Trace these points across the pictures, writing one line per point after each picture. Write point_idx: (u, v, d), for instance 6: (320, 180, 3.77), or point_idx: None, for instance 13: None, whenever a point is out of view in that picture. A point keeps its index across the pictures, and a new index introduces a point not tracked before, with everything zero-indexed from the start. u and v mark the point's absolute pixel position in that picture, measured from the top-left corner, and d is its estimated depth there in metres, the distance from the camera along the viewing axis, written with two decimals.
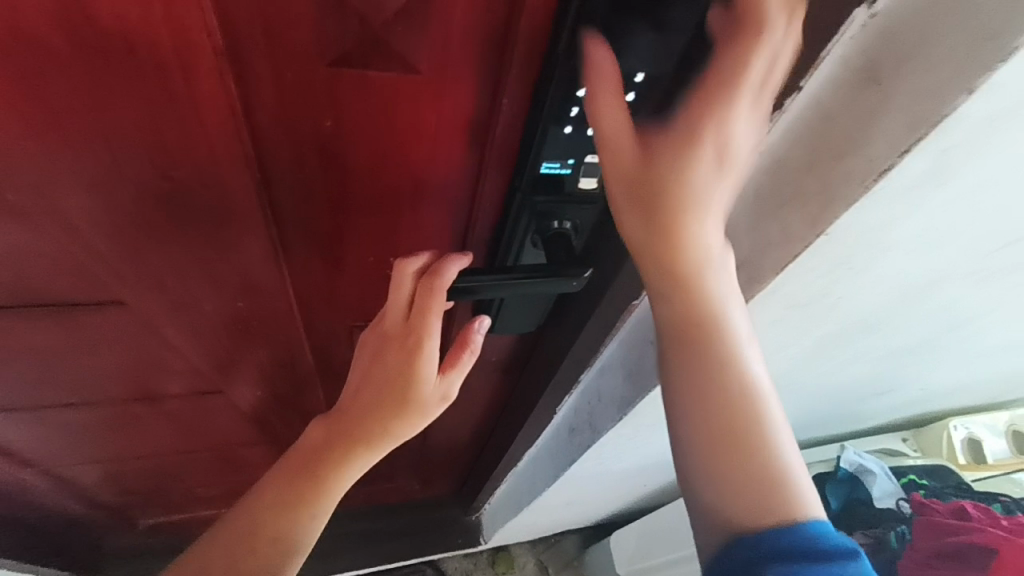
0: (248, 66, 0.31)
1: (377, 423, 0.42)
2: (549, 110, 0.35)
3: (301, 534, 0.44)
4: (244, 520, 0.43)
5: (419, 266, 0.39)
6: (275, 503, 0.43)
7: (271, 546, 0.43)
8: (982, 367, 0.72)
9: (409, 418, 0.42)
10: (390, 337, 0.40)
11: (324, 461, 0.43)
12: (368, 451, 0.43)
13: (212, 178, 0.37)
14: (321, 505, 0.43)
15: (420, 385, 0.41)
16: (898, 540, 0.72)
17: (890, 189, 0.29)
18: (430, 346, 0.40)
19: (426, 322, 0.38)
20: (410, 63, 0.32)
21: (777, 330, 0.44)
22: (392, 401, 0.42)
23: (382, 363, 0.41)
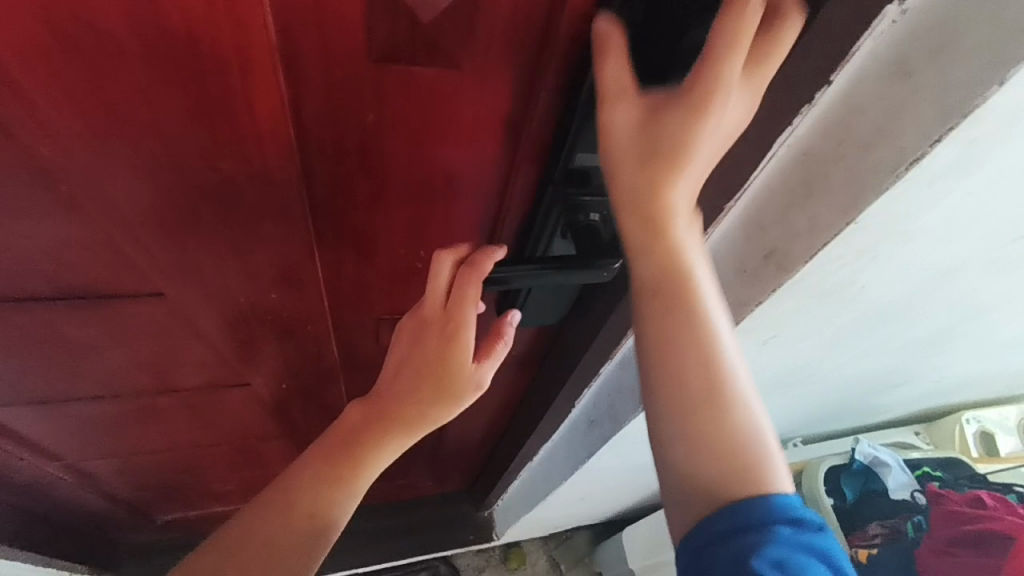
0: (300, 63, 0.32)
1: (413, 407, 0.43)
2: (586, 104, 0.36)
3: (337, 514, 0.45)
4: (283, 495, 0.44)
5: (456, 258, 0.40)
6: (313, 482, 0.44)
7: (305, 526, 0.44)
8: (995, 360, 0.73)
9: (443, 405, 0.44)
10: (427, 325, 0.42)
11: (361, 442, 0.44)
12: (403, 435, 0.44)
13: (257, 171, 0.38)
14: (355, 486, 0.45)
15: (455, 374, 0.43)
16: (915, 528, 0.74)
17: (919, 178, 0.30)
18: (467, 336, 0.41)
19: (464, 313, 0.39)
20: (454, 59, 0.34)
21: (801, 320, 0.46)
22: (427, 388, 0.43)
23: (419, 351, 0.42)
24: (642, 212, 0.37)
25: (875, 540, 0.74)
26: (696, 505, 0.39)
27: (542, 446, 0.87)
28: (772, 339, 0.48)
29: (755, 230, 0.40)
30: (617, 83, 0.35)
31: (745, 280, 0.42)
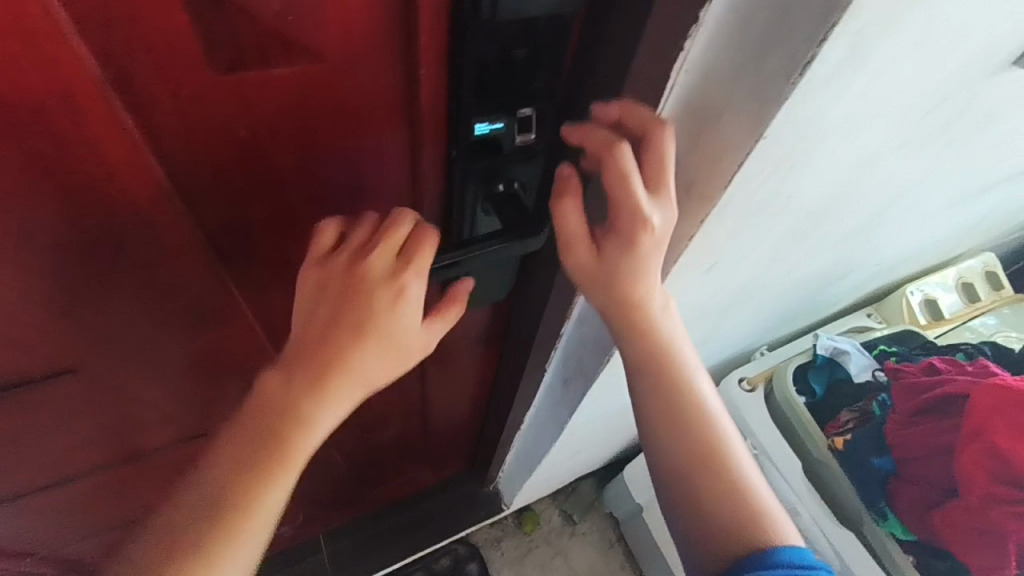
0: (139, 91, 0.29)
1: (339, 366, 0.38)
2: (469, 71, 0.33)
3: (270, 498, 0.39)
4: (205, 488, 0.38)
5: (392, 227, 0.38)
6: (238, 468, 0.38)
7: (230, 521, 0.38)
8: (926, 231, 0.75)
9: (373, 366, 0.39)
10: (354, 284, 0.37)
11: (283, 414, 0.38)
12: (335, 399, 0.38)
13: (133, 219, 0.35)
14: (289, 464, 0.39)
15: (386, 334, 0.38)
16: (881, 407, 0.77)
17: (815, 79, 0.29)
18: (397, 294, 0.38)
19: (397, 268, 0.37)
20: (314, 52, 0.31)
21: (736, 241, 0.45)
22: (355, 346, 0.38)
23: (337, 316, 0.37)
24: (616, 281, 0.41)
25: (848, 425, 0.78)
26: (704, 518, 0.47)
27: (526, 413, 0.87)
28: (714, 265, 0.48)
29: (672, 164, 0.39)
30: (496, 47, 0.32)
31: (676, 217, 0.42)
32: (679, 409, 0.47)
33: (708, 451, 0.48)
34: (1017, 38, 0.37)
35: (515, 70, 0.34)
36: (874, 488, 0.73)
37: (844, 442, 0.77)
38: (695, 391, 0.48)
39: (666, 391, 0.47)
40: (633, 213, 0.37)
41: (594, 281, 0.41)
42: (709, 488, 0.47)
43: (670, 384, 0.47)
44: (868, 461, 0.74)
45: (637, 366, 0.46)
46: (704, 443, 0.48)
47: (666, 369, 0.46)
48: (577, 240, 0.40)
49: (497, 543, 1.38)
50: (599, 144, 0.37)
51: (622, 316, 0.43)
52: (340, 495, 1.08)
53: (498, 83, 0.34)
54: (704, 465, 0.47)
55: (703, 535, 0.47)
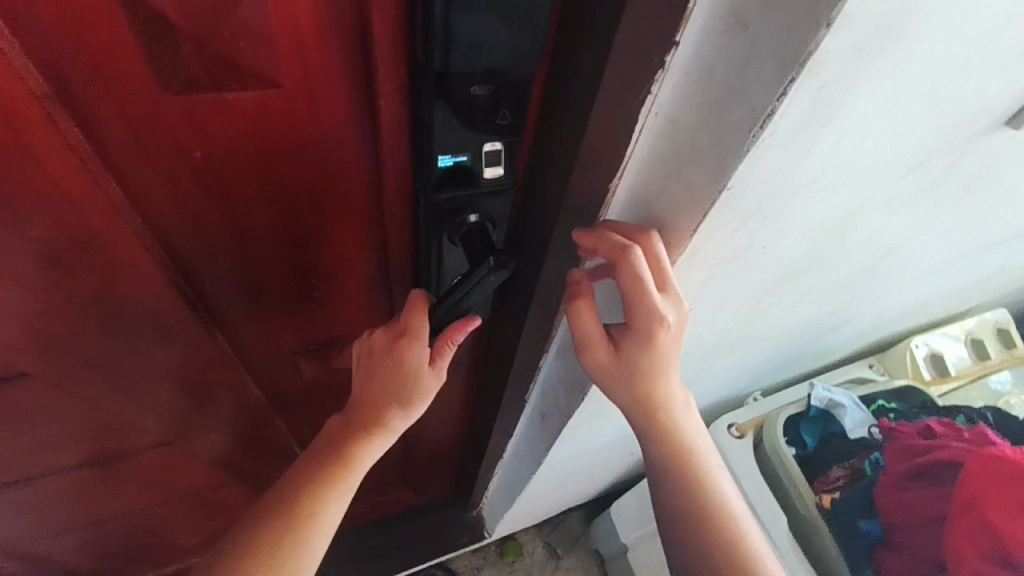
0: (88, 110, 0.29)
1: (387, 413, 0.46)
2: (429, 104, 0.33)
3: (334, 509, 0.47)
4: (281, 507, 0.46)
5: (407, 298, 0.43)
6: (308, 490, 0.46)
7: (296, 529, 0.46)
8: (929, 284, 0.73)
9: (409, 409, 0.46)
10: (380, 352, 0.44)
11: (346, 448, 0.46)
12: (382, 437, 0.46)
13: (85, 234, 0.35)
14: (348, 484, 0.47)
15: (415, 387, 0.44)
16: (873, 466, 0.75)
17: (778, 133, 0.28)
18: (420, 356, 0.43)
19: (416, 334, 0.42)
20: (268, 79, 0.30)
21: (711, 289, 0.44)
22: (394, 396, 0.45)
23: (375, 373, 0.44)
24: (630, 372, 0.45)
25: (838, 483, 0.75)
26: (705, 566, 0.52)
27: (506, 443, 0.85)
28: (689, 311, 0.46)
29: (641, 207, 0.38)
30: (454, 85, 0.31)
31: None
32: (683, 473, 0.52)
33: (712, 515, 0.52)
34: (1006, 101, 0.35)
35: (476, 109, 0.33)
36: (860, 553, 0.70)
37: (831, 500, 0.73)
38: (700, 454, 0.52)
39: (674, 458, 0.51)
40: (650, 317, 0.39)
41: (613, 371, 0.44)
42: (716, 544, 0.51)
43: (680, 463, 0.51)
44: (855, 524, 0.70)
45: (652, 437, 0.50)
46: (707, 506, 0.52)
47: (673, 441, 0.50)
48: (594, 339, 0.42)
49: (477, 571, 1.33)
50: (609, 245, 0.36)
51: (640, 399, 0.47)
52: None
53: (459, 119, 0.33)
54: (710, 526, 0.52)
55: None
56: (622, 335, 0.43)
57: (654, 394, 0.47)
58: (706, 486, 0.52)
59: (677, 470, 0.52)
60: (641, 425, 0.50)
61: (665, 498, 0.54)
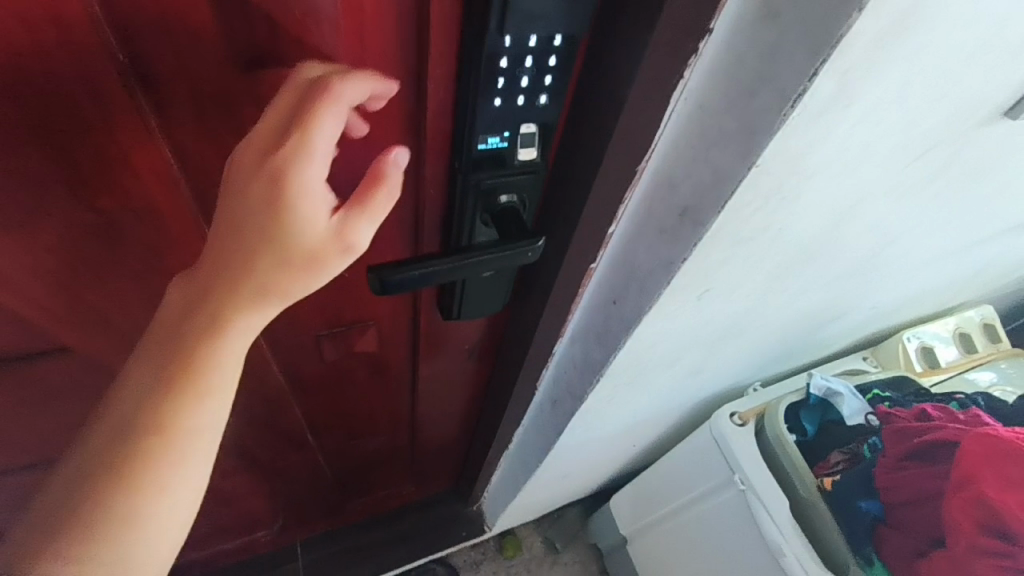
0: (157, 76, 0.30)
1: (251, 267, 0.32)
2: (475, 80, 0.34)
3: (190, 418, 0.35)
4: (114, 418, 0.35)
5: (308, 73, 0.31)
6: (146, 394, 0.35)
7: (148, 441, 0.35)
8: (924, 278, 0.76)
9: (291, 276, 0.33)
10: (252, 157, 0.31)
11: (194, 323, 0.34)
12: (251, 307, 0.34)
13: (139, 203, 0.36)
14: (203, 381, 0.35)
15: (295, 231, 0.31)
16: (871, 449, 0.77)
17: (804, 113, 0.30)
18: (307, 174, 0.31)
19: (307, 139, 0.30)
20: (329, 55, 0.32)
21: (729, 270, 0.46)
22: (263, 231, 0.31)
23: (235, 193, 0.31)
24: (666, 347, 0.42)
25: (837, 466, 0.78)
26: None
27: (514, 432, 0.86)
28: (707, 292, 0.48)
29: (667, 187, 0.39)
30: (502, 60, 0.33)
31: (668, 241, 0.41)
32: None
33: None
34: (1004, 95, 0.38)
35: (520, 87, 0.35)
36: (860, 532, 0.73)
37: (833, 482, 0.76)
38: None
39: None
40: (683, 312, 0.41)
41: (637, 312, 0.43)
42: None
43: None
44: (855, 503, 0.73)
45: None
46: None
47: None
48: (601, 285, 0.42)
49: (476, 566, 1.34)
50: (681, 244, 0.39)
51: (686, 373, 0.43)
52: (321, 502, 1.06)
53: (502, 97, 0.35)
54: None
55: None
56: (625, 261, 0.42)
57: None
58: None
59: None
60: None
61: None
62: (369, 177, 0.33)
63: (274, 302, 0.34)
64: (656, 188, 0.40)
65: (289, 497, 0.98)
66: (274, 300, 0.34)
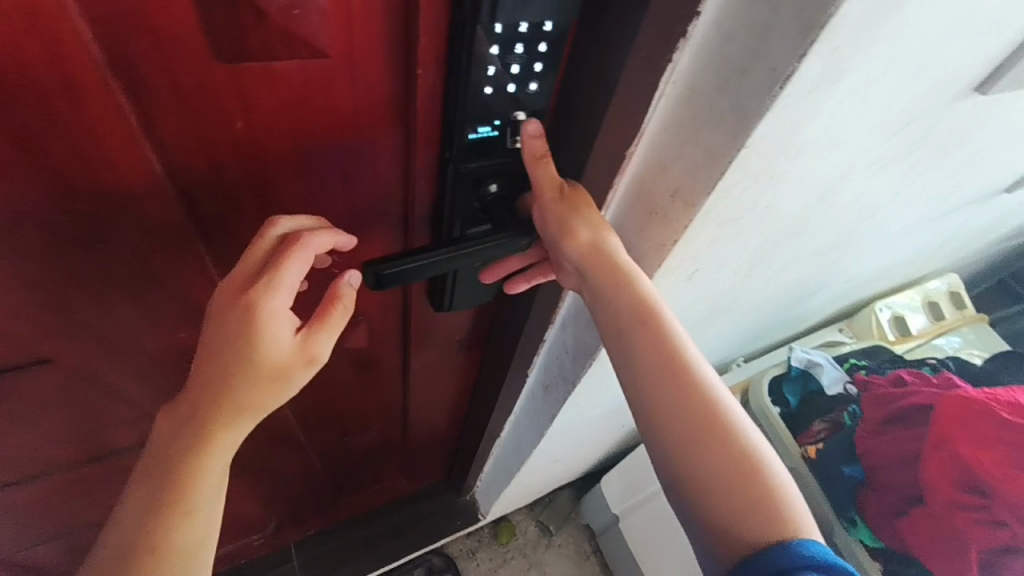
0: (139, 75, 0.29)
1: (233, 386, 0.36)
2: (466, 69, 0.34)
3: (186, 533, 0.36)
4: (113, 545, 0.35)
5: (280, 228, 0.38)
6: (143, 513, 0.35)
7: (147, 566, 0.35)
8: (895, 250, 0.79)
9: (265, 390, 0.37)
10: (228, 298, 0.36)
11: (183, 441, 0.36)
12: (235, 421, 0.37)
13: (122, 205, 0.35)
14: (198, 494, 0.36)
15: (269, 352, 0.36)
16: (851, 418, 0.81)
17: (795, 92, 0.31)
18: (273, 307, 0.36)
19: (276, 279, 0.35)
20: (318, 48, 0.31)
21: (717, 248, 0.47)
22: (241, 358, 0.36)
23: (213, 328, 0.36)
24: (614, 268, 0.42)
25: (820, 436, 0.81)
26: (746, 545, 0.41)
27: (506, 420, 0.86)
28: (695, 272, 0.49)
29: (658, 169, 0.40)
30: (494, 47, 0.33)
31: (659, 222, 0.42)
32: (725, 473, 0.43)
33: (729, 454, 0.43)
34: (975, 72, 0.40)
35: (511, 74, 0.35)
36: (844, 495, 0.76)
37: (817, 451, 0.79)
38: (728, 442, 0.43)
39: (701, 450, 0.43)
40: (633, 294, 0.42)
41: (613, 305, 0.43)
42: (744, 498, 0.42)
43: (709, 475, 0.43)
44: (838, 470, 0.77)
45: (641, 348, 0.44)
46: (729, 438, 0.43)
47: (716, 444, 0.43)
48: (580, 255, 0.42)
49: (472, 554, 1.35)
50: (595, 224, 0.41)
51: (664, 387, 0.44)
52: (314, 501, 1.05)
53: (493, 85, 0.35)
54: (726, 463, 0.43)
55: (690, 499, 0.43)
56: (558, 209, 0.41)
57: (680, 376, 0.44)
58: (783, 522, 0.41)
59: (725, 492, 0.42)
60: (658, 412, 0.44)
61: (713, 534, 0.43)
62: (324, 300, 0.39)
63: (249, 418, 0.37)
64: (646, 170, 0.41)
65: (281, 498, 0.97)
66: (255, 413, 0.37)
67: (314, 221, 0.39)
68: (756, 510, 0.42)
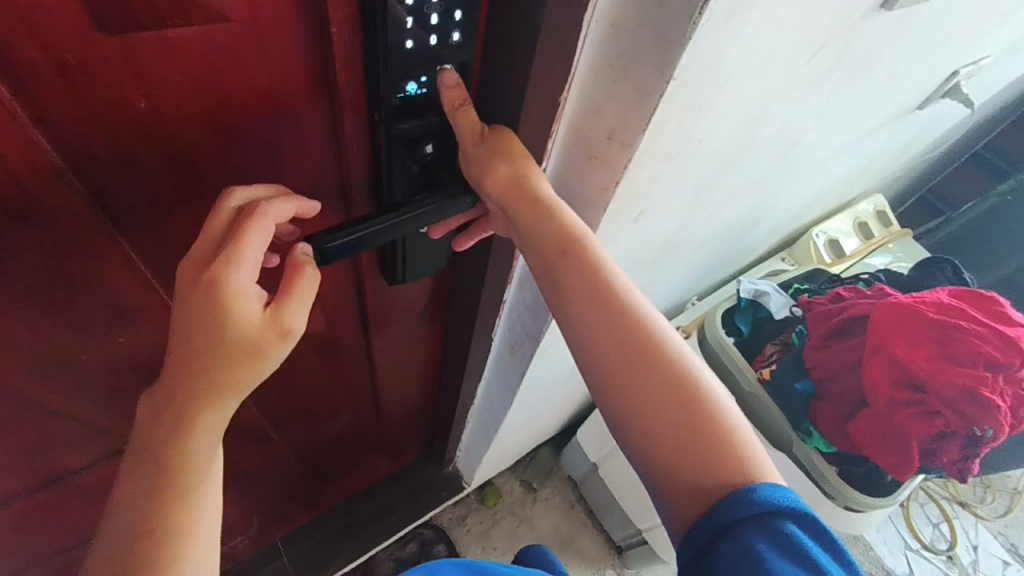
0: (14, 56, 0.26)
1: (208, 366, 0.34)
2: (383, 23, 0.32)
3: (183, 515, 0.35)
4: (111, 536, 0.35)
5: (236, 200, 0.35)
6: (137, 501, 0.34)
7: (149, 552, 0.34)
8: (825, 175, 0.83)
9: (240, 369, 0.35)
10: (189, 277, 0.33)
11: (165, 428, 0.34)
12: (216, 401, 0.35)
13: (24, 203, 0.32)
14: (189, 478, 0.35)
15: (238, 328, 0.34)
16: (799, 336, 0.85)
17: (714, 18, 0.31)
18: (240, 281, 0.33)
19: (237, 252, 0.33)
20: (218, 11, 0.29)
21: (659, 188, 0.48)
22: (211, 338, 0.33)
23: (177, 313, 0.33)
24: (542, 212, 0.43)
25: (773, 357, 0.86)
26: (687, 470, 0.44)
27: (477, 386, 0.87)
28: (641, 214, 0.50)
29: (592, 113, 0.40)
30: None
31: (599, 167, 0.42)
32: (666, 404, 0.45)
33: (670, 386, 0.45)
34: None
35: (430, 25, 0.34)
36: (799, 409, 0.82)
37: (771, 372, 0.85)
38: (668, 375, 0.46)
39: (641, 384, 0.45)
40: (560, 234, 0.43)
41: (544, 247, 0.44)
42: (684, 427, 0.45)
43: (651, 408, 0.45)
44: (790, 387, 0.82)
45: (579, 291, 0.45)
46: (670, 371, 0.46)
47: (654, 377, 0.45)
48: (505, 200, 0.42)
49: (462, 521, 1.38)
50: (521, 168, 0.41)
51: (602, 327, 0.46)
52: (295, 494, 1.04)
53: (414, 39, 0.34)
54: (668, 395, 0.45)
55: (636, 433, 0.46)
56: (481, 154, 0.41)
57: (619, 315, 0.45)
58: (734, 459, 0.44)
59: (667, 423, 0.45)
60: (599, 351, 0.46)
61: (656, 462, 0.46)
62: (291, 268, 0.36)
63: (232, 396, 0.35)
64: (581, 115, 0.41)
65: (259, 496, 0.96)
66: (234, 391, 0.35)
67: (270, 190, 0.37)
68: (697, 438, 0.45)
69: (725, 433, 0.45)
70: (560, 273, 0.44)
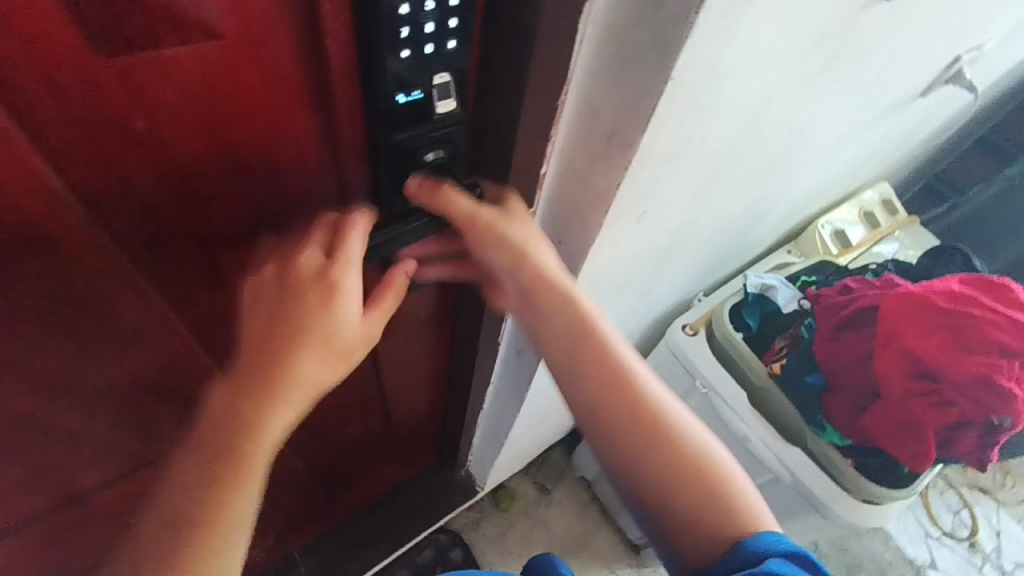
0: (11, 84, 0.26)
1: (293, 364, 0.39)
2: (378, 34, 0.32)
3: (241, 501, 0.39)
4: (169, 510, 0.39)
5: (331, 218, 0.42)
6: (197, 484, 0.39)
7: (203, 531, 0.38)
8: (829, 165, 0.82)
9: (326, 367, 0.41)
10: (303, 279, 0.39)
11: (244, 418, 0.39)
12: (287, 398, 0.40)
13: (29, 228, 0.32)
14: (252, 466, 0.39)
15: (340, 329, 0.40)
16: (808, 330, 0.84)
17: (711, 15, 0.31)
18: (350, 285, 0.40)
19: (349, 260, 0.40)
20: (212, 30, 0.29)
21: (662, 186, 0.47)
22: (308, 337, 0.39)
23: (285, 314, 0.39)
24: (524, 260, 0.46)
25: (782, 351, 0.85)
26: (666, 494, 0.49)
27: (487, 390, 0.87)
28: (645, 213, 0.50)
29: (592, 114, 0.39)
30: (403, 6, 0.31)
31: (601, 169, 0.42)
32: (645, 434, 0.49)
33: (647, 415, 0.49)
34: None
35: (426, 34, 0.33)
36: (811, 403, 0.81)
37: (781, 366, 0.84)
38: (644, 406, 0.49)
39: (622, 416, 0.49)
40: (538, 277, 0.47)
41: (531, 292, 0.47)
42: (661, 454, 0.49)
43: (631, 438, 0.49)
44: (802, 380, 0.81)
45: (561, 331, 0.48)
46: (647, 403, 0.49)
47: (635, 409, 0.49)
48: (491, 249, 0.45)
49: (476, 525, 1.38)
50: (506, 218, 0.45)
51: (583, 364, 0.49)
52: (308, 505, 1.04)
53: (410, 48, 0.34)
54: (645, 424, 0.49)
55: (617, 459, 0.50)
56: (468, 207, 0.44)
57: (599, 352, 0.49)
58: (707, 485, 0.48)
59: (646, 452, 0.49)
60: (581, 386, 0.49)
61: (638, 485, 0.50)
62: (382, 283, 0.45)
63: (299, 394, 0.40)
64: (580, 117, 0.40)
65: (272, 509, 0.96)
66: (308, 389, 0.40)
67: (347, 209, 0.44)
68: (673, 465, 0.49)
69: (697, 458, 0.49)
70: (542, 315, 0.48)
